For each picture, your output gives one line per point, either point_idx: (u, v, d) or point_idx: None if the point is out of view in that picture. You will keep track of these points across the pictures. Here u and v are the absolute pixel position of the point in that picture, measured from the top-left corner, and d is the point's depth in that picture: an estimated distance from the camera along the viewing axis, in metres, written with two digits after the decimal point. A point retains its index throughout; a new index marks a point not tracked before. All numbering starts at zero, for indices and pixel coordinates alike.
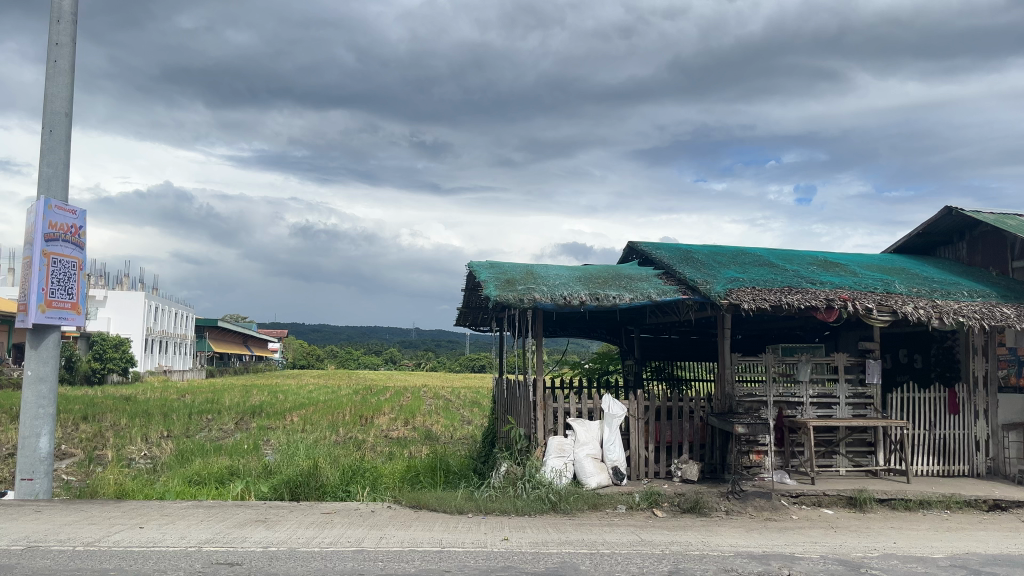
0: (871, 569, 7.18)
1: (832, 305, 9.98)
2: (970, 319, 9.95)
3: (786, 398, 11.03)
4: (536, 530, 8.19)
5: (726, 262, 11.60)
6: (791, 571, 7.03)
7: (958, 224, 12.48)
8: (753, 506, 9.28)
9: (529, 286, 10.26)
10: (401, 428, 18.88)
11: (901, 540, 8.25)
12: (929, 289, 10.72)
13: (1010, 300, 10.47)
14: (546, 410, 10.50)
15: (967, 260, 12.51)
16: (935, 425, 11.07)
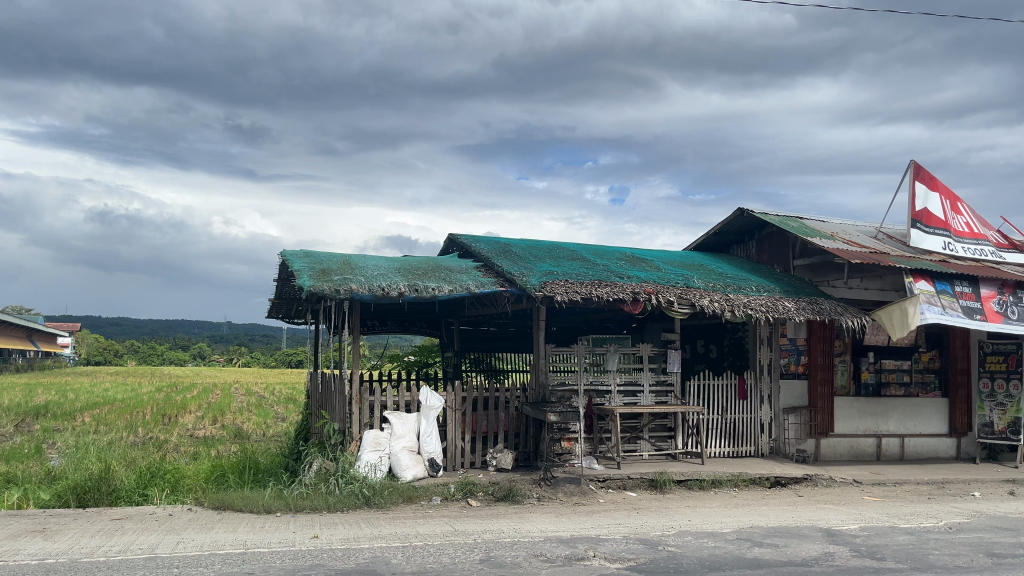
0: (668, 546, 7.62)
1: (638, 298, 10.53)
2: (757, 312, 10.83)
3: (595, 387, 11.47)
4: (348, 526, 8.00)
5: (542, 256, 11.91)
6: (596, 553, 7.31)
7: (749, 225, 13.55)
8: (563, 492, 9.61)
9: (345, 277, 10.00)
10: (208, 427, 17.85)
11: (695, 517, 8.84)
12: (724, 284, 11.56)
13: (791, 294, 11.51)
14: (362, 403, 10.28)
15: (757, 258, 13.63)
16: (726, 410, 11.99)
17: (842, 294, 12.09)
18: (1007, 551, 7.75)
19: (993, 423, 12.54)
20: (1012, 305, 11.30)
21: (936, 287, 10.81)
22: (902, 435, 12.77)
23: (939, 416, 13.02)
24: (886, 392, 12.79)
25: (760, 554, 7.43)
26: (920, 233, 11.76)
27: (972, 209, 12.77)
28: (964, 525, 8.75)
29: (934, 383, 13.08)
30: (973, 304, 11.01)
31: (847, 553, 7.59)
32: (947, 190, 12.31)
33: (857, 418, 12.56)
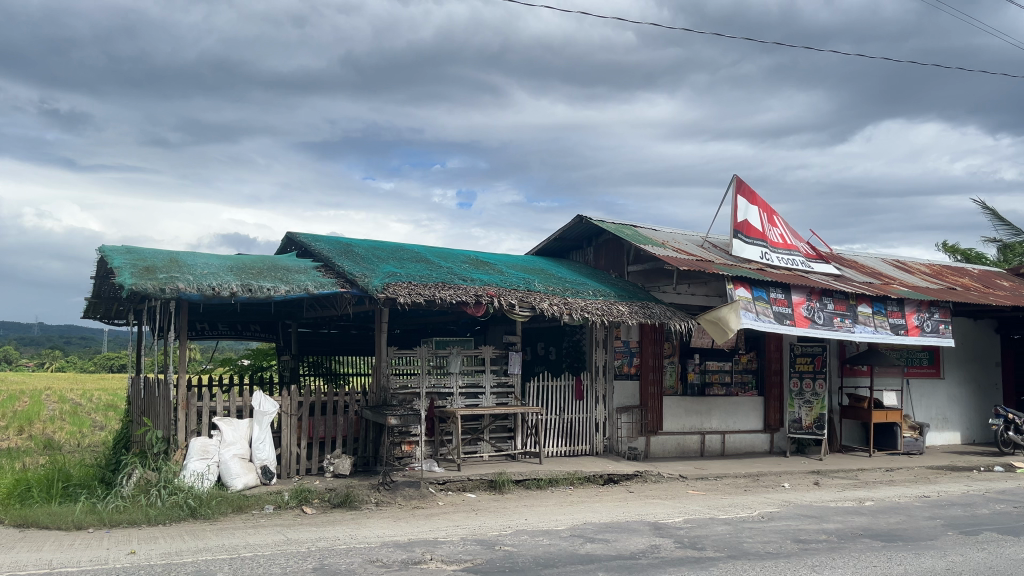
0: (504, 546, 7.72)
1: (481, 301, 10.61)
2: (593, 316, 11.21)
3: (437, 389, 11.43)
4: (171, 539, 7.53)
5: (384, 257, 11.76)
6: (433, 556, 7.28)
7: (587, 231, 14.01)
8: (401, 496, 9.52)
9: (172, 275, 9.42)
10: (12, 437, 16.23)
11: (532, 516, 9.02)
12: (563, 288, 11.88)
13: (625, 299, 12.02)
14: (187, 410, 9.76)
15: (595, 263, 14.12)
16: (564, 410, 12.38)
17: (670, 298, 12.84)
18: (811, 537, 8.45)
19: (801, 419, 13.63)
20: (818, 311, 12.36)
21: (753, 294, 11.62)
22: (723, 431, 13.64)
23: (756, 413, 14.03)
24: (709, 392, 13.59)
25: (591, 549, 7.68)
26: (740, 244, 12.61)
27: (786, 222, 13.84)
28: (775, 514, 9.46)
29: (751, 382, 14.05)
30: (784, 310, 11.96)
31: (671, 544, 8.01)
32: (765, 204, 13.26)
33: (683, 416, 13.29)
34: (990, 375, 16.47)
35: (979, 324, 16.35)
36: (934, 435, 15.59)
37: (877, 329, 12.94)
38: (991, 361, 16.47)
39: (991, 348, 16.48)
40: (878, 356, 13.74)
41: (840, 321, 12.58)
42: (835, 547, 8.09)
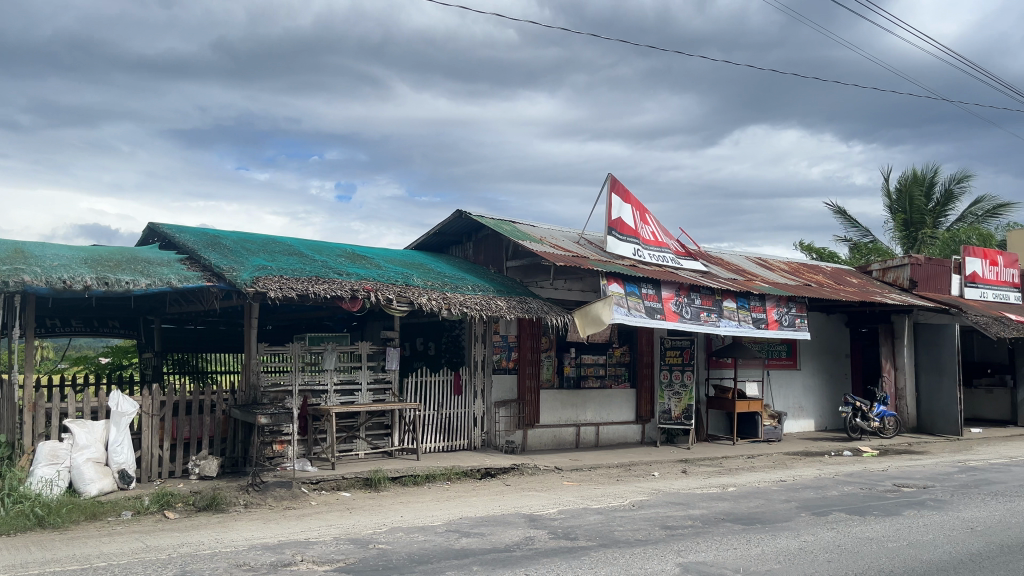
0: (378, 544, 7.61)
1: (356, 296, 10.41)
2: (472, 310, 11.22)
3: (311, 386, 11.16)
4: (14, 551, 6.97)
5: (255, 250, 11.34)
6: (304, 558, 7.08)
7: (466, 227, 14.01)
8: (272, 497, 9.20)
9: (17, 267, 8.72)
10: None
11: (407, 513, 8.94)
12: (441, 283, 11.83)
13: (503, 294, 12.10)
14: (35, 412, 9.06)
15: (474, 258, 14.16)
16: (442, 406, 12.34)
17: (548, 294, 13.08)
18: (677, 523, 8.79)
19: (670, 410, 14.17)
20: (686, 306, 12.88)
21: (626, 290, 11.96)
22: (597, 423, 13.98)
23: (628, 404, 14.47)
24: (584, 385, 13.90)
25: (466, 543, 7.69)
26: (615, 240, 12.93)
27: (658, 220, 14.30)
28: (645, 502, 9.78)
29: (624, 375, 14.47)
30: (655, 305, 12.39)
31: (546, 536, 8.13)
32: (638, 202, 13.65)
33: (559, 409, 13.52)
34: (841, 366, 17.65)
35: (831, 318, 17.47)
36: (791, 423, 16.56)
37: (740, 323, 13.62)
38: (842, 352, 17.66)
39: (841, 341, 17.66)
40: (741, 349, 14.45)
41: (706, 316, 13.16)
42: (700, 532, 8.44)
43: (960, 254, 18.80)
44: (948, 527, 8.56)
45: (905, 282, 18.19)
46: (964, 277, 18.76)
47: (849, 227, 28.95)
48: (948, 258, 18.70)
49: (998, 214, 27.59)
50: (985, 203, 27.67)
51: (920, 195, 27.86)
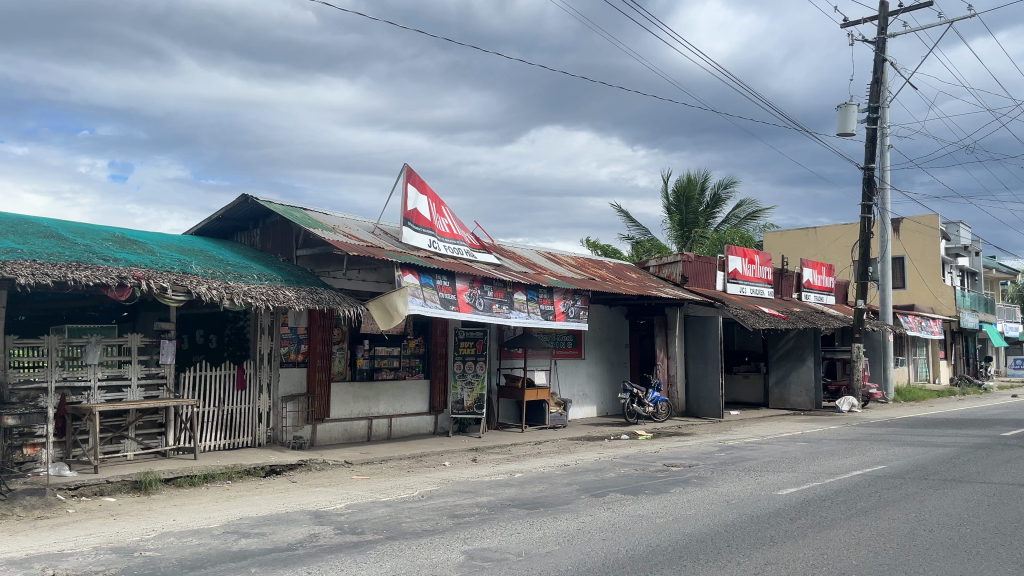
0: (145, 551, 7.04)
1: (125, 284, 9.55)
2: (257, 301, 10.67)
3: (70, 383, 10.09)
4: None
5: (1, 231, 10.07)
6: (56, 572, 6.39)
7: (253, 213, 13.34)
8: (20, 506, 8.22)
9: None
10: None
11: (180, 516, 8.36)
12: (224, 271, 11.16)
13: (292, 284, 11.63)
14: None
15: (261, 246, 13.53)
16: (223, 402, 11.65)
17: (341, 284, 12.77)
18: (464, 511, 8.92)
19: (463, 400, 14.39)
20: (479, 297, 13.09)
21: (420, 281, 11.92)
22: (389, 415, 13.87)
23: (421, 396, 14.49)
24: (377, 377, 13.74)
25: (245, 545, 7.31)
26: (410, 231, 12.86)
27: (452, 212, 14.41)
28: (433, 492, 9.85)
29: (418, 366, 14.49)
30: (448, 296, 12.47)
31: (331, 532, 7.92)
32: (434, 193, 13.66)
33: (350, 403, 13.27)
34: (621, 354, 18.81)
35: (612, 311, 18.60)
36: (576, 410, 17.40)
37: (530, 315, 14.08)
38: (622, 342, 18.83)
39: (621, 331, 18.82)
40: (531, 339, 14.96)
41: (498, 307, 13.48)
42: (486, 519, 8.63)
43: (724, 252, 20.78)
44: (707, 501, 9.38)
45: (678, 277, 19.73)
46: (727, 272, 20.83)
47: (631, 225, 30.84)
48: (715, 256, 20.54)
49: (757, 218, 30.61)
50: (747, 208, 30.58)
51: (694, 198, 30.25)
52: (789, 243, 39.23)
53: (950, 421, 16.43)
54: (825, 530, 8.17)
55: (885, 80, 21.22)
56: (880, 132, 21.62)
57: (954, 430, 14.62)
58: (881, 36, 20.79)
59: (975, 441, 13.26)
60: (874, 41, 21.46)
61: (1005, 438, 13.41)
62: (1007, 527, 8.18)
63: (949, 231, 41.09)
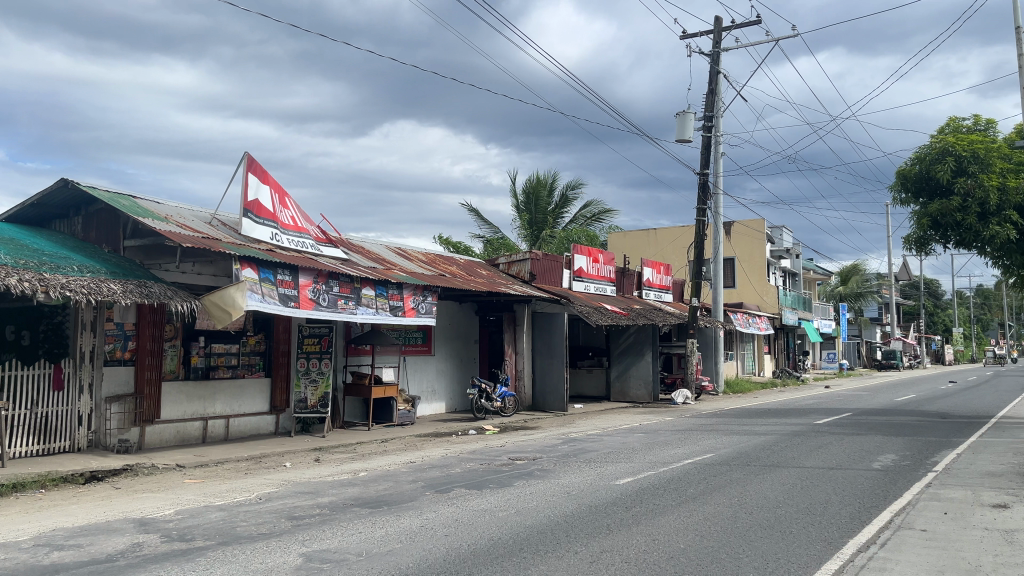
0: None
1: None
2: (77, 294, 9.86)
3: None
4: None
5: None
6: None
7: (75, 199, 12.35)
8: None
9: None
10: None
11: None
12: (38, 262, 10.24)
13: (117, 276, 10.84)
14: None
15: (84, 236, 12.55)
16: (37, 403, 10.67)
17: (173, 278, 12.09)
18: (304, 512, 8.66)
19: (306, 398, 14.02)
20: (323, 293, 12.76)
21: (260, 275, 11.46)
22: (227, 416, 13.26)
23: (262, 395, 13.94)
24: (213, 375, 13.11)
25: (59, 558, 6.74)
26: (250, 223, 12.33)
27: (297, 204, 13.95)
28: (272, 494, 9.50)
29: (259, 365, 13.94)
30: (290, 292, 12.06)
31: (157, 540, 7.45)
32: (277, 184, 13.18)
33: (183, 403, 12.57)
34: (469, 350, 18.94)
35: (462, 307, 18.71)
36: (424, 406, 17.32)
37: (377, 311, 13.89)
38: (471, 338, 18.96)
39: (470, 328, 18.94)
40: (379, 336, 14.76)
41: (344, 303, 13.20)
42: (327, 519, 8.41)
43: (571, 251, 21.29)
44: (549, 493, 9.61)
45: (525, 274, 20.09)
46: (573, 271, 21.39)
47: (481, 223, 31.11)
48: (561, 254, 21.05)
49: (602, 219, 31.72)
50: (593, 208, 31.61)
51: (542, 196, 30.99)
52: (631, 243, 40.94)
53: (772, 411, 17.74)
54: (657, 516, 8.57)
55: (719, 91, 22.55)
56: (715, 140, 22.96)
57: (774, 419, 15.78)
58: (715, 49, 22.07)
59: (792, 429, 14.39)
60: (709, 55, 22.78)
61: (817, 425, 14.64)
62: (816, 507, 8.92)
63: (773, 234, 44.36)
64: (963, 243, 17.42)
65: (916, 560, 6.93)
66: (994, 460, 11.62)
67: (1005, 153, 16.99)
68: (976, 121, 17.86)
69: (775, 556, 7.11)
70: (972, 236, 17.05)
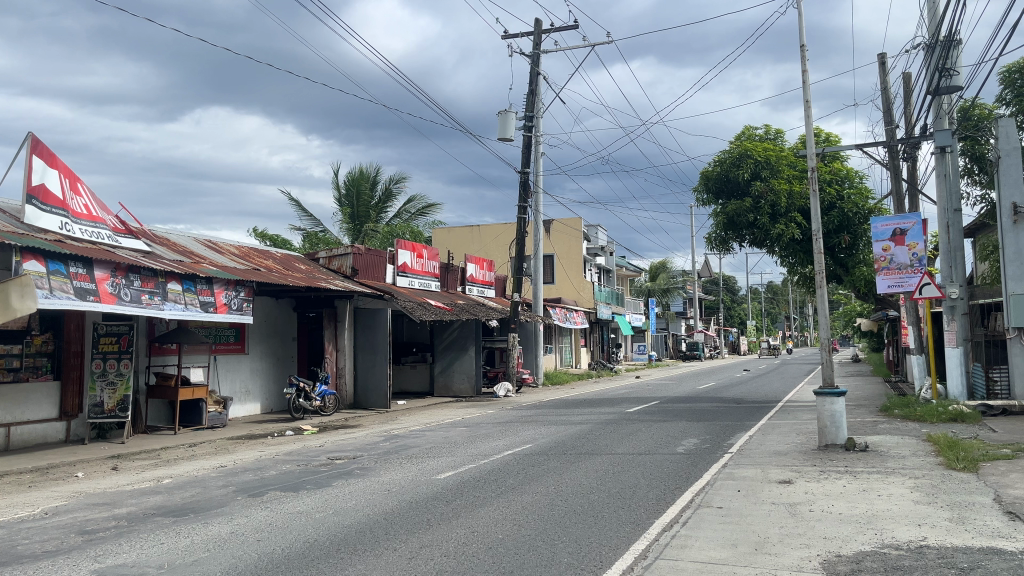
0: None
1: None
2: None
3: None
4: None
5: None
6: None
7: None
8: None
9: None
10: None
11: None
12: None
13: None
14: None
15: None
16: None
17: None
18: (98, 526, 7.96)
19: (102, 402, 12.98)
20: (124, 288, 11.80)
21: (48, 268, 10.42)
22: (7, 424, 11.94)
23: (50, 399, 12.68)
24: None
25: None
26: (35, 211, 11.18)
27: (91, 191, 12.81)
28: (61, 508, 8.65)
29: (46, 367, 12.63)
30: (86, 286, 11.07)
31: None
32: (67, 169, 12.03)
33: None
34: (287, 348, 18.28)
35: (280, 303, 18.03)
36: (237, 408, 16.52)
37: (186, 307, 13.09)
38: (288, 336, 18.31)
39: (287, 324, 18.30)
40: (187, 334, 13.90)
41: (148, 299, 12.30)
42: (124, 532, 7.77)
43: (394, 246, 21.18)
44: (368, 492, 9.46)
45: (347, 269, 19.66)
46: (396, 266, 21.24)
47: (301, 215, 30.13)
48: (385, 249, 20.85)
49: (426, 214, 31.68)
50: (416, 204, 31.49)
51: (365, 189, 30.50)
52: (455, 239, 41.25)
53: (588, 401, 18.51)
54: (476, 509, 8.67)
55: (539, 93, 23.20)
56: (535, 139, 23.59)
57: (589, 409, 16.47)
58: (536, 51, 22.68)
59: (605, 418, 15.07)
60: (529, 56, 23.36)
61: (628, 414, 15.43)
62: (626, 491, 9.39)
63: (589, 233, 46.34)
64: (756, 242, 19.04)
65: (714, 535, 7.46)
66: (781, 440, 12.77)
67: (791, 161, 18.80)
68: (767, 131, 19.58)
69: (588, 540, 7.38)
70: (763, 236, 18.68)
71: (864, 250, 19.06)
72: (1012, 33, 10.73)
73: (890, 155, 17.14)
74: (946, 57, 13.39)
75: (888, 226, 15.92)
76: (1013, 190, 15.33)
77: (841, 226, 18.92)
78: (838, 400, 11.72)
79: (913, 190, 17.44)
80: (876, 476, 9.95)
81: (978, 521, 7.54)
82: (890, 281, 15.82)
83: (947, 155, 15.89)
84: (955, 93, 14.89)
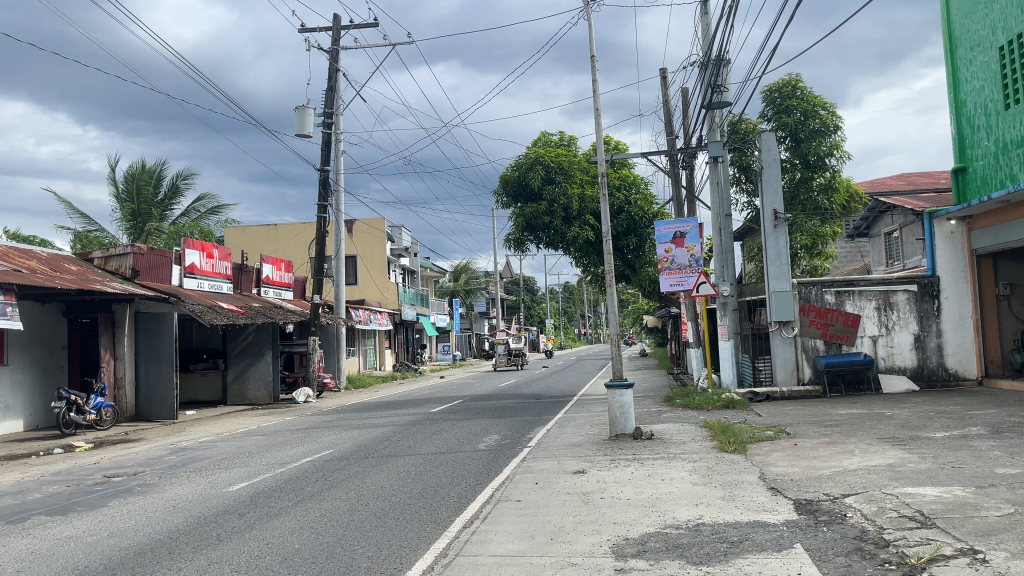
0: None
1: None
2: None
3: None
4: None
5: None
6: None
7: None
8: None
9: None
10: None
11: None
12: None
13: None
14: None
15: None
16: None
17: None
18: None
19: None
20: None
21: None
22: None
23: None
24: None
25: None
26: None
27: None
28: None
29: None
30: None
31: None
32: None
33: None
34: (55, 358, 16.62)
35: (46, 308, 16.40)
36: None
37: None
38: (56, 345, 16.67)
39: (55, 332, 16.65)
40: None
41: None
42: None
43: (180, 246, 19.86)
44: (150, 510, 8.78)
45: (127, 270, 18.15)
46: (183, 267, 19.93)
47: (72, 213, 27.47)
48: (170, 249, 19.51)
49: (218, 213, 30.01)
50: (206, 202, 29.73)
51: (147, 186, 28.36)
52: (251, 239, 39.45)
53: (391, 403, 18.35)
54: (271, 520, 8.30)
55: (340, 89, 22.71)
56: (335, 137, 23.06)
57: (391, 411, 16.32)
58: (335, 47, 22.21)
59: (407, 419, 15.00)
60: (329, 52, 22.81)
61: (431, 414, 15.47)
62: (427, 491, 9.37)
63: (394, 233, 46.21)
64: (551, 243, 19.85)
65: (511, 529, 7.64)
66: (575, 432, 13.35)
67: (583, 167, 19.70)
68: (561, 136, 20.47)
69: (387, 543, 7.30)
70: (558, 238, 19.55)
71: (649, 251, 20.44)
72: (771, 55, 11.96)
73: (671, 163, 18.48)
74: (717, 74, 14.66)
75: (670, 230, 17.17)
76: (773, 198, 17.05)
77: (629, 228, 20.18)
78: (626, 392, 12.46)
79: (691, 196, 18.91)
80: (659, 462, 10.67)
81: (745, 497, 8.29)
82: (671, 280, 17.00)
83: (720, 164, 17.41)
84: (726, 107, 16.28)
